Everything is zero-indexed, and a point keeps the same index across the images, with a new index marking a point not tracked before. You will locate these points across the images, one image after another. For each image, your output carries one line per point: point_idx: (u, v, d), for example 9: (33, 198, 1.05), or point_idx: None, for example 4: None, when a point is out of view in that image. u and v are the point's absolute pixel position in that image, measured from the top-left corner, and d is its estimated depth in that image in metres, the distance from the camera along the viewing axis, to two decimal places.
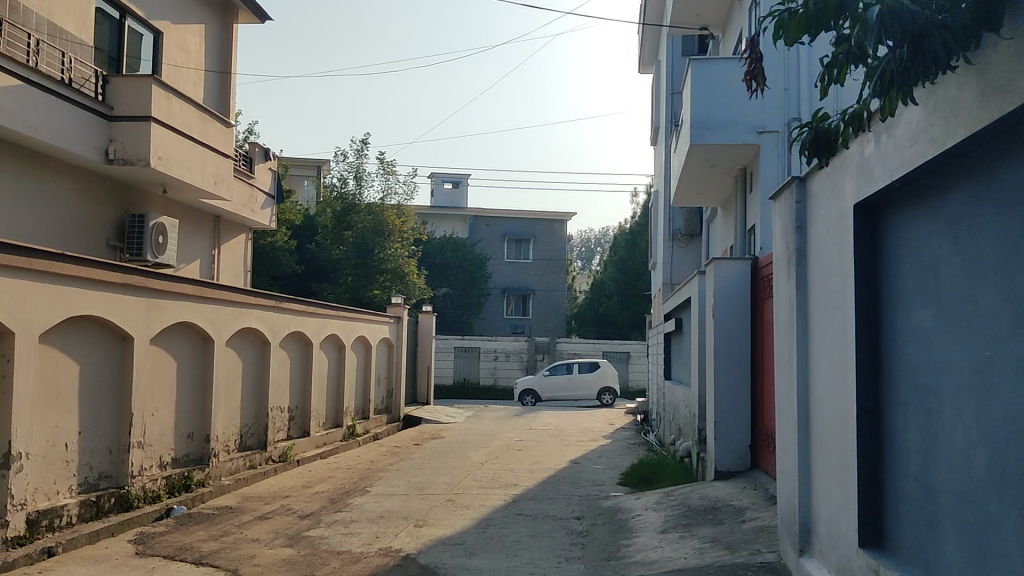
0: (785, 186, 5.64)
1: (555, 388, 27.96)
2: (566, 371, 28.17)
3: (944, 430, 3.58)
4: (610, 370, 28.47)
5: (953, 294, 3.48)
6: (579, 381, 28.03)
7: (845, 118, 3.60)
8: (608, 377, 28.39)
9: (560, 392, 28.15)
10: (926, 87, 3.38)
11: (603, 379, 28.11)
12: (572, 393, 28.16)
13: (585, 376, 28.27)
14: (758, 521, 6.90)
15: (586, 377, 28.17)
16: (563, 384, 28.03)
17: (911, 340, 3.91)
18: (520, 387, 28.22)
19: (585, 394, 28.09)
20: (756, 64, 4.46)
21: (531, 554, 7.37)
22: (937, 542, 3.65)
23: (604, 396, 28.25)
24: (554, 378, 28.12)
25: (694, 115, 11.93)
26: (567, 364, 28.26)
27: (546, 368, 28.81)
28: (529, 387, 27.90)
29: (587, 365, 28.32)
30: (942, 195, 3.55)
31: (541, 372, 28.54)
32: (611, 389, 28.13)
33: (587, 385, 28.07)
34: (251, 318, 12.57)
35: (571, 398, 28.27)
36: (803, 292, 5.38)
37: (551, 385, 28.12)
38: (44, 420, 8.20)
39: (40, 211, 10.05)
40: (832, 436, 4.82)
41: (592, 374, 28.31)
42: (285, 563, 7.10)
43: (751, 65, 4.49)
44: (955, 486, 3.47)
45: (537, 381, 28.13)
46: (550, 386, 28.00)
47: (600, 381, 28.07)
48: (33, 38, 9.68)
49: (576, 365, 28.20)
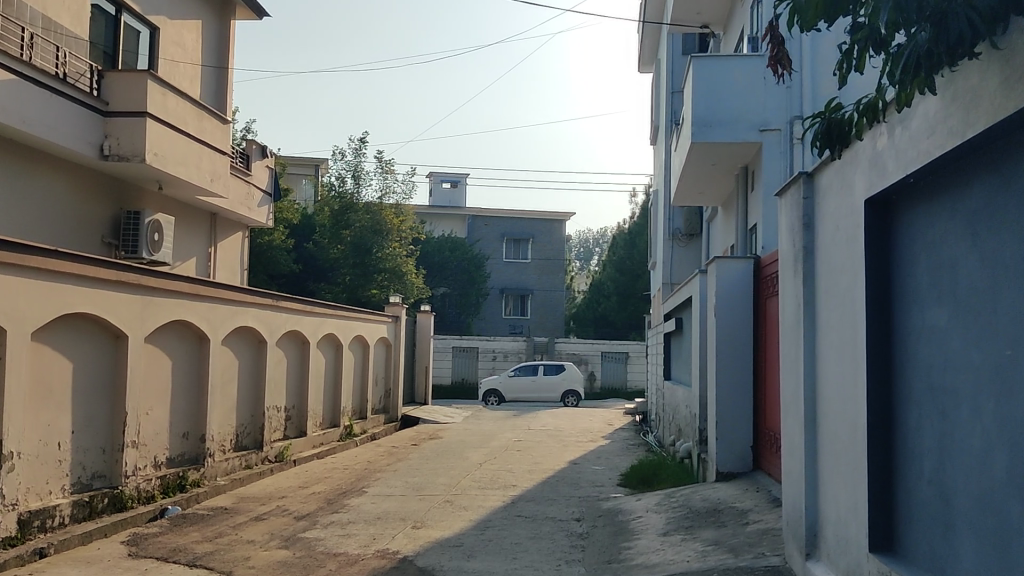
0: (793, 182, 5.52)
1: (520, 388, 27.76)
2: (531, 372, 27.97)
3: (960, 432, 3.46)
4: (573, 372, 28.38)
5: (971, 292, 3.35)
6: (545, 382, 27.87)
7: (861, 107, 3.46)
8: (571, 378, 28.34)
9: (525, 393, 27.93)
10: (946, 75, 3.27)
11: (568, 381, 27.98)
12: (536, 394, 28.01)
13: (549, 377, 28.17)
14: (762, 523, 6.77)
15: (550, 378, 28.05)
16: (529, 385, 27.80)
17: (925, 339, 3.79)
18: (485, 387, 27.88)
19: (550, 395, 27.94)
20: (779, 48, 4.26)
21: (530, 557, 7.25)
22: (952, 547, 3.53)
23: (567, 398, 28.27)
24: (519, 379, 27.92)
25: (695, 113, 11.82)
26: (532, 365, 28.08)
27: (509, 369, 28.59)
28: (495, 387, 27.61)
29: (552, 367, 28.22)
30: (959, 189, 3.43)
31: (507, 372, 28.32)
32: (574, 390, 28.12)
33: (552, 386, 27.93)
34: (247, 317, 12.44)
35: (534, 398, 28.11)
36: (810, 290, 5.26)
37: (516, 385, 27.92)
38: (36, 419, 8.07)
39: (33, 208, 9.91)
40: (840, 438, 4.70)
41: (556, 377, 28.26)
42: (280, 565, 6.98)
43: (774, 50, 4.28)
44: (972, 490, 3.35)
45: (502, 382, 27.90)
46: (515, 387, 27.79)
47: (566, 382, 28.00)
48: (26, 32, 9.54)
49: (542, 366, 28.07)
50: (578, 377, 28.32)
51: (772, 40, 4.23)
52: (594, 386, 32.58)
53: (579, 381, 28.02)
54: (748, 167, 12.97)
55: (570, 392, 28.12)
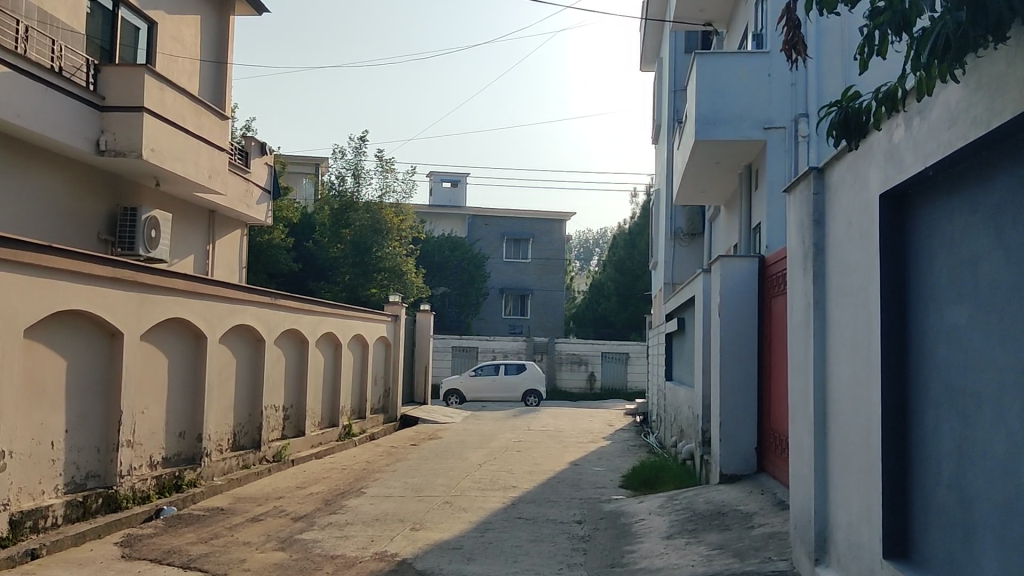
0: (803, 177, 5.38)
1: (480, 388, 27.61)
2: (493, 371, 27.82)
3: (982, 435, 3.32)
4: (534, 372, 28.18)
5: (993, 288, 3.22)
6: (505, 382, 27.71)
7: (881, 95, 3.33)
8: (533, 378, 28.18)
9: (485, 393, 27.76)
10: (971, 62, 3.14)
11: (528, 381, 27.80)
12: (496, 394, 27.86)
13: (511, 377, 28.00)
14: (768, 527, 6.64)
15: (511, 378, 27.89)
16: (489, 385, 27.66)
17: (944, 338, 3.66)
18: (445, 388, 27.72)
19: (510, 395, 27.76)
20: (795, 32, 4.12)
21: (531, 560, 7.10)
22: (973, 555, 3.39)
23: (528, 398, 28.05)
24: (480, 379, 27.79)
25: (699, 110, 11.70)
26: (494, 365, 27.94)
27: (474, 369, 28.49)
28: (455, 387, 27.40)
29: (513, 366, 28.06)
30: (981, 180, 3.30)
31: (470, 372, 28.19)
32: (536, 390, 27.90)
33: (512, 386, 27.77)
34: (245, 316, 12.31)
35: (495, 398, 27.97)
36: (820, 288, 5.13)
37: (476, 385, 27.78)
38: (29, 417, 7.94)
39: (28, 203, 9.77)
40: (852, 439, 4.56)
41: (518, 376, 28.08)
42: (276, 568, 6.84)
43: (789, 35, 4.14)
44: (995, 495, 3.22)
45: (462, 382, 27.74)
46: (475, 386, 27.64)
47: (526, 382, 27.80)
48: (22, 24, 9.40)
49: (503, 366, 27.92)
50: (539, 376, 28.12)
51: (789, 23, 4.10)
52: (594, 386, 32.43)
53: (540, 380, 27.83)
54: (752, 166, 12.84)
55: (532, 392, 27.92)
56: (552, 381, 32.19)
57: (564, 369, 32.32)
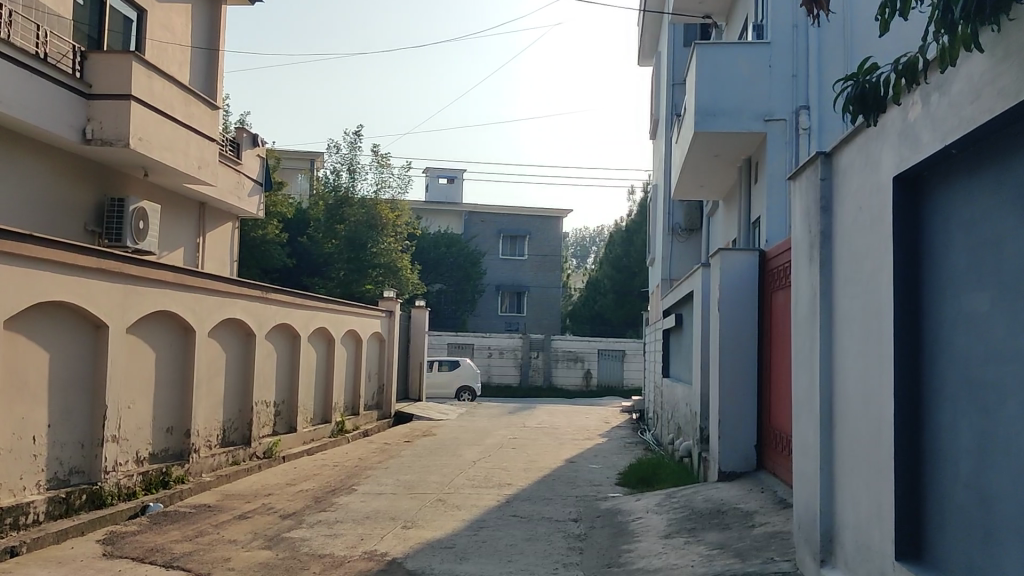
0: (809, 163, 5.17)
1: None
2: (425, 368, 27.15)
3: (1004, 429, 3.12)
4: (469, 367, 27.52)
5: (1017, 271, 3.02)
6: (438, 378, 26.98)
7: (899, 66, 3.12)
8: (467, 375, 27.48)
9: None
10: (996, 30, 2.94)
11: (462, 378, 27.07)
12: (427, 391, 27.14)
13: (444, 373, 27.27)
14: (769, 526, 6.44)
15: (443, 374, 27.17)
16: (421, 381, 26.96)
17: (963, 327, 3.46)
18: None
19: (442, 392, 27.03)
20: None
21: (526, 559, 6.90)
22: (994, 557, 3.19)
23: (463, 395, 27.33)
24: None
25: (698, 102, 11.50)
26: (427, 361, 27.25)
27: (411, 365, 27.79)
28: None
29: (448, 362, 27.37)
30: (1007, 157, 3.10)
31: None
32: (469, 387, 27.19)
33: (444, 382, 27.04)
34: (235, 309, 12.09)
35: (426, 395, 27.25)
36: (826, 278, 4.92)
37: None
38: (9, 411, 7.72)
39: (12, 192, 9.56)
40: (861, 435, 4.36)
41: (451, 372, 27.38)
42: (261, 567, 6.62)
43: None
44: (1018, 491, 3.02)
45: None
46: None
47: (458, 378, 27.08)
48: (6, 9, 9.17)
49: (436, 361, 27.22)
50: (474, 373, 27.45)
51: None
52: (591, 383, 32.25)
53: (473, 376, 27.12)
54: (751, 160, 12.66)
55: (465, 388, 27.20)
56: (548, 379, 31.93)
57: (560, 366, 32.09)
